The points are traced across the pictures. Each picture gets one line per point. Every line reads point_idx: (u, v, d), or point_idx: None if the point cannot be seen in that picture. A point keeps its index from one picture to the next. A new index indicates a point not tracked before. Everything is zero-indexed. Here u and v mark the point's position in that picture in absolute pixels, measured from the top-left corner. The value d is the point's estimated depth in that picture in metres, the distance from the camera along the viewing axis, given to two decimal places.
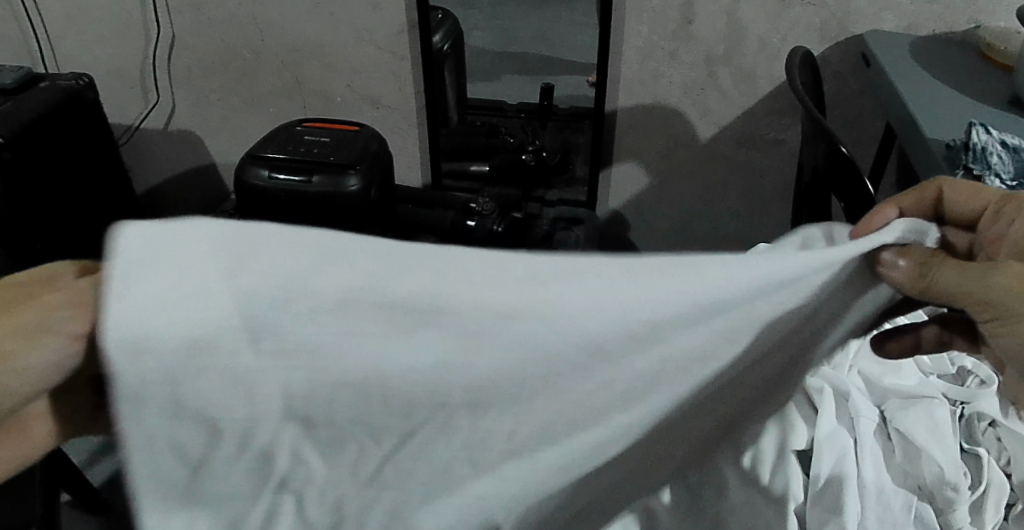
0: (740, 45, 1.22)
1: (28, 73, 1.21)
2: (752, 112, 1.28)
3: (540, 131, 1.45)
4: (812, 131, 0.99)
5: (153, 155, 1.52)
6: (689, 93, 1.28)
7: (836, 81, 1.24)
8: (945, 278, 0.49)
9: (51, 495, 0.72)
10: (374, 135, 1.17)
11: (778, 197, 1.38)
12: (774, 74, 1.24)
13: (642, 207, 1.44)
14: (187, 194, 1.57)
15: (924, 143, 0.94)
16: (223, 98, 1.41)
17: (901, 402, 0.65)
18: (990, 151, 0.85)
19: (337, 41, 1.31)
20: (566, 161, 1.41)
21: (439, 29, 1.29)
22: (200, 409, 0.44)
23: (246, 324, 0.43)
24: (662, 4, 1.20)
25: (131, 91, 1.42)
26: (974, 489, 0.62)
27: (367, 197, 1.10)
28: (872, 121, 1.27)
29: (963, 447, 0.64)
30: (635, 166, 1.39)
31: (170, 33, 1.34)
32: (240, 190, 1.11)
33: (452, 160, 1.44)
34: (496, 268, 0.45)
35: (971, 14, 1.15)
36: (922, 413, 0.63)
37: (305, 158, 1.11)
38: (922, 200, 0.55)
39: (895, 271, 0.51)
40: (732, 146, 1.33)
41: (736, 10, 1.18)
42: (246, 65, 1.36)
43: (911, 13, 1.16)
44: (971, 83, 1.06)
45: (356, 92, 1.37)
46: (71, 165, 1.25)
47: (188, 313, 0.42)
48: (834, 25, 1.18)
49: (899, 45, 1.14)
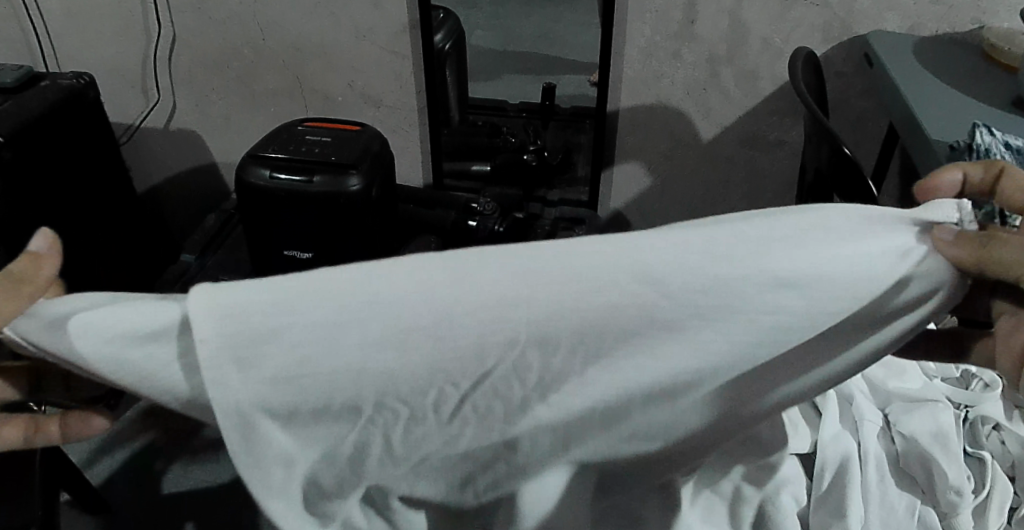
0: (743, 45, 1.21)
1: (29, 72, 1.21)
2: (754, 113, 1.28)
3: (542, 131, 1.44)
4: (814, 132, 0.98)
5: (154, 154, 1.51)
6: (691, 93, 1.28)
7: (839, 81, 1.24)
8: (1009, 249, 0.44)
9: (51, 495, 0.72)
10: (375, 135, 1.17)
11: (780, 198, 1.38)
12: (777, 74, 1.23)
13: (644, 207, 1.44)
14: (188, 193, 1.56)
15: (928, 145, 0.93)
16: (224, 97, 1.41)
17: (905, 405, 0.65)
18: (994, 152, 0.84)
19: (338, 40, 1.30)
20: (568, 161, 1.41)
21: (442, 29, 1.30)
22: (290, 406, 0.43)
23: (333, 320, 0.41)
24: (665, 4, 1.19)
25: (132, 89, 1.42)
26: (978, 492, 0.62)
27: (368, 197, 1.10)
28: (876, 121, 1.27)
29: (966, 451, 0.64)
30: (637, 166, 1.39)
31: (171, 31, 1.33)
32: (241, 190, 1.10)
33: (454, 160, 1.44)
34: (546, 270, 0.42)
35: (975, 15, 1.14)
36: (927, 417, 0.63)
37: (307, 158, 1.10)
38: (981, 180, 0.52)
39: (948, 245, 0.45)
40: (734, 146, 1.33)
41: (739, 10, 1.18)
42: (248, 64, 1.36)
43: (914, 13, 1.16)
44: (975, 84, 1.05)
45: (358, 92, 1.36)
46: (71, 164, 1.24)
47: (251, 316, 0.41)
48: (837, 25, 1.18)
49: (902, 46, 1.14)
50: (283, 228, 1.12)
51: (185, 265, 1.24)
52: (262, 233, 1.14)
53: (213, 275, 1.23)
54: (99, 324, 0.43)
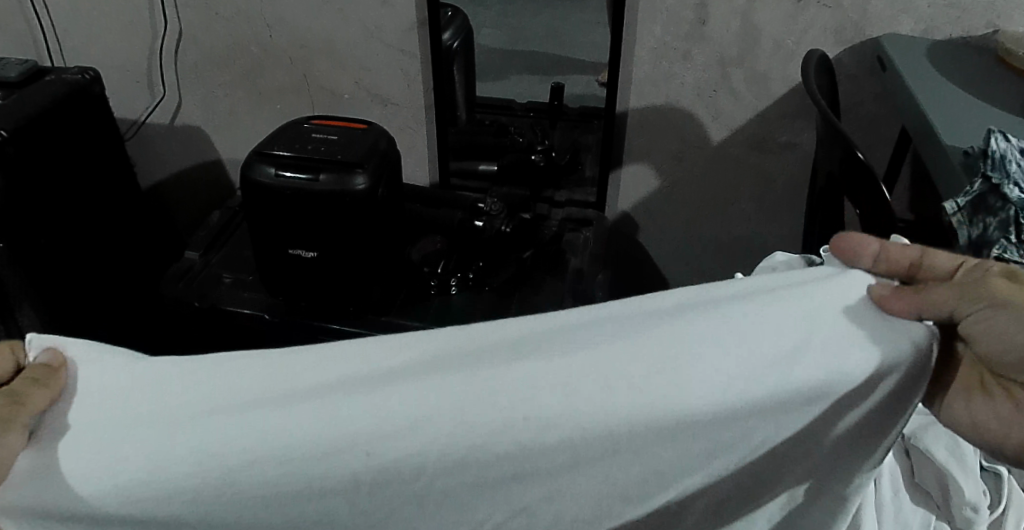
0: (753, 48, 1.20)
1: (34, 67, 1.21)
2: (764, 115, 1.27)
3: (550, 131, 1.42)
4: (827, 134, 0.95)
5: (160, 149, 1.51)
6: (701, 95, 1.27)
7: (851, 84, 1.22)
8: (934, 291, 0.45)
9: None
10: (383, 134, 1.15)
11: (791, 201, 1.37)
12: (788, 76, 1.22)
13: (651, 208, 1.43)
14: (191, 190, 1.56)
15: (943, 151, 0.91)
16: (231, 94, 1.40)
17: (922, 421, 0.63)
18: (1009, 159, 0.81)
19: (346, 37, 1.29)
20: (576, 161, 1.39)
21: (450, 27, 1.28)
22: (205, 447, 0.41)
23: (183, 381, 0.43)
24: (676, 5, 1.18)
25: (138, 85, 1.41)
26: (994, 508, 0.61)
27: (374, 196, 1.07)
28: (889, 125, 1.26)
29: (983, 466, 0.63)
30: (646, 168, 1.37)
31: (177, 27, 1.32)
32: (246, 188, 1.08)
33: (461, 160, 1.43)
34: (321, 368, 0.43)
35: (990, 19, 1.13)
36: (945, 434, 0.61)
37: (315, 157, 1.08)
38: (903, 259, 0.47)
39: (890, 298, 0.45)
40: (743, 148, 1.32)
41: (751, 12, 1.17)
42: (255, 61, 1.35)
43: (928, 17, 1.14)
44: (992, 90, 1.04)
45: (365, 90, 1.35)
46: (75, 160, 1.23)
47: (182, 382, 0.43)
48: (850, 28, 1.16)
49: (915, 50, 1.12)
50: (289, 226, 1.09)
51: (189, 262, 1.23)
52: (267, 231, 1.10)
53: (217, 271, 1.23)
54: (90, 444, 0.42)
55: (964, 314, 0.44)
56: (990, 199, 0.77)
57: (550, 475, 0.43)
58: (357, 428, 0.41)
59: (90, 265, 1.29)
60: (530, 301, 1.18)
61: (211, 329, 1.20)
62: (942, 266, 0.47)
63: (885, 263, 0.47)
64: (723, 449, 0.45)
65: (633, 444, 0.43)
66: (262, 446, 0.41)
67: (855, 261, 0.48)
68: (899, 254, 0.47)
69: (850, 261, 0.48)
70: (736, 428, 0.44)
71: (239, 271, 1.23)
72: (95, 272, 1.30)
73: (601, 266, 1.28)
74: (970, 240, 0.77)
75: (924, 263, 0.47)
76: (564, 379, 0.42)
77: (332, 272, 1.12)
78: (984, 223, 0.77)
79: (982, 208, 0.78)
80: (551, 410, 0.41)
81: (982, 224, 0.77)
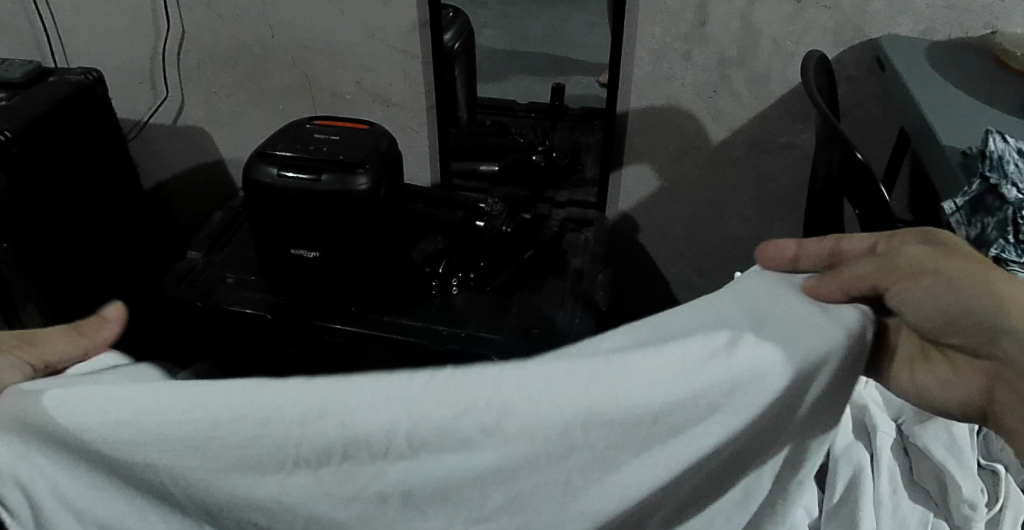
0: (753, 49, 1.21)
1: (37, 68, 1.21)
2: (764, 116, 1.28)
3: (551, 132, 1.43)
4: (826, 135, 0.96)
5: (162, 150, 1.51)
6: (701, 95, 1.27)
7: (851, 85, 1.23)
8: (853, 267, 0.47)
9: None
10: (384, 135, 1.16)
11: (791, 202, 1.37)
12: (788, 77, 1.23)
13: (651, 208, 1.43)
14: (193, 191, 1.57)
15: (942, 152, 0.91)
16: (233, 95, 1.41)
17: (919, 417, 0.63)
18: (1007, 160, 0.82)
19: (348, 38, 1.30)
20: (576, 161, 1.40)
21: (450, 28, 1.29)
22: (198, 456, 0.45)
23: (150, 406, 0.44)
24: (676, 6, 1.19)
25: (140, 86, 1.42)
26: (992, 507, 0.62)
27: (377, 196, 1.08)
28: (888, 126, 1.26)
29: (980, 464, 0.63)
30: (646, 168, 1.38)
31: (180, 27, 1.33)
32: (248, 188, 1.08)
33: (462, 160, 1.43)
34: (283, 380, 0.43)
35: (989, 20, 1.13)
36: (941, 429, 0.61)
37: (316, 157, 1.09)
38: (820, 246, 0.49)
39: (822, 289, 0.48)
40: (743, 149, 1.32)
41: (750, 13, 1.17)
42: (257, 62, 1.36)
43: (927, 18, 1.15)
44: (990, 91, 1.04)
45: (366, 90, 1.36)
46: (78, 160, 1.24)
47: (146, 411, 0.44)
48: (849, 29, 1.17)
49: (914, 51, 1.13)
50: (291, 226, 1.10)
51: (192, 262, 1.24)
52: (270, 230, 1.11)
53: (220, 272, 1.23)
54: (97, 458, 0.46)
55: (886, 288, 0.46)
56: (988, 199, 0.78)
57: (514, 471, 0.44)
58: (357, 427, 0.42)
59: (93, 265, 1.29)
60: (531, 302, 1.18)
61: (212, 328, 1.21)
62: (856, 244, 0.48)
63: (804, 256, 0.49)
64: (683, 448, 0.46)
65: (603, 444, 0.44)
66: (241, 444, 0.43)
67: (774, 261, 0.50)
68: (811, 241, 0.49)
69: (768, 266, 0.51)
70: (694, 428, 0.45)
71: (241, 271, 1.23)
72: (98, 272, 1.31)
73: (601, 265, 1.28)
74: (969, 240, 0.78)
75: (839, 245, 0.49)
76: (533, 383, 0.43)
77: (334, 271, 1.13)
78: (982, 222, 0.78)
79: (980, 208, 0.78)
80: (526, 415, 0.43)
81: (981, 225, 0.78)
